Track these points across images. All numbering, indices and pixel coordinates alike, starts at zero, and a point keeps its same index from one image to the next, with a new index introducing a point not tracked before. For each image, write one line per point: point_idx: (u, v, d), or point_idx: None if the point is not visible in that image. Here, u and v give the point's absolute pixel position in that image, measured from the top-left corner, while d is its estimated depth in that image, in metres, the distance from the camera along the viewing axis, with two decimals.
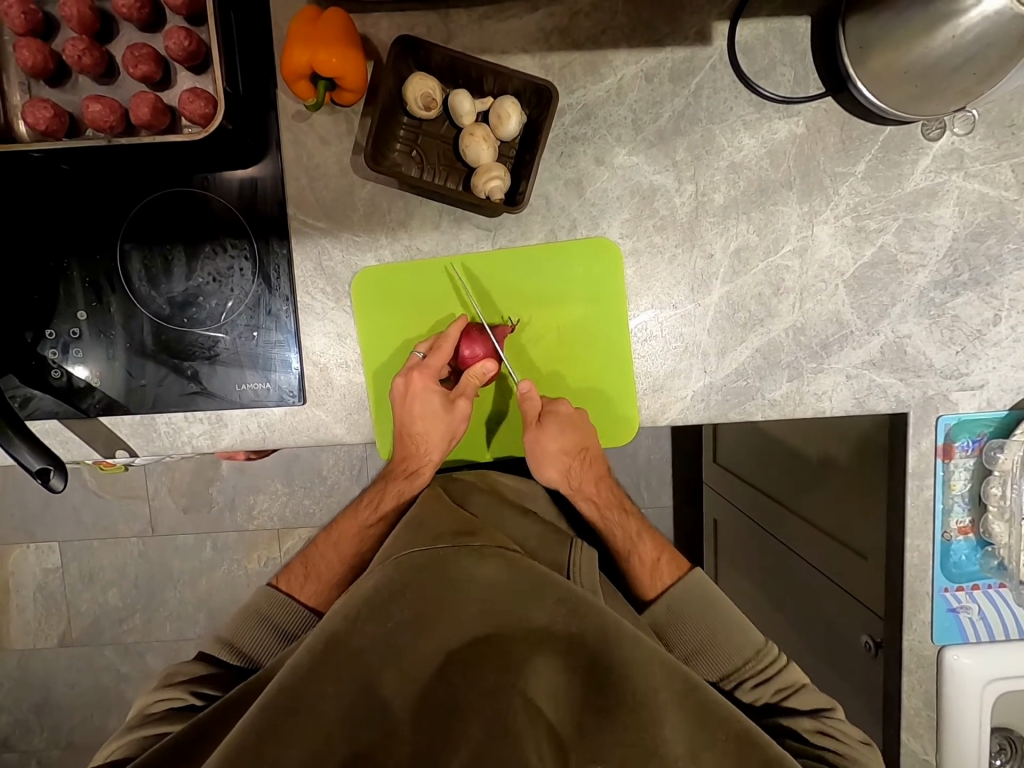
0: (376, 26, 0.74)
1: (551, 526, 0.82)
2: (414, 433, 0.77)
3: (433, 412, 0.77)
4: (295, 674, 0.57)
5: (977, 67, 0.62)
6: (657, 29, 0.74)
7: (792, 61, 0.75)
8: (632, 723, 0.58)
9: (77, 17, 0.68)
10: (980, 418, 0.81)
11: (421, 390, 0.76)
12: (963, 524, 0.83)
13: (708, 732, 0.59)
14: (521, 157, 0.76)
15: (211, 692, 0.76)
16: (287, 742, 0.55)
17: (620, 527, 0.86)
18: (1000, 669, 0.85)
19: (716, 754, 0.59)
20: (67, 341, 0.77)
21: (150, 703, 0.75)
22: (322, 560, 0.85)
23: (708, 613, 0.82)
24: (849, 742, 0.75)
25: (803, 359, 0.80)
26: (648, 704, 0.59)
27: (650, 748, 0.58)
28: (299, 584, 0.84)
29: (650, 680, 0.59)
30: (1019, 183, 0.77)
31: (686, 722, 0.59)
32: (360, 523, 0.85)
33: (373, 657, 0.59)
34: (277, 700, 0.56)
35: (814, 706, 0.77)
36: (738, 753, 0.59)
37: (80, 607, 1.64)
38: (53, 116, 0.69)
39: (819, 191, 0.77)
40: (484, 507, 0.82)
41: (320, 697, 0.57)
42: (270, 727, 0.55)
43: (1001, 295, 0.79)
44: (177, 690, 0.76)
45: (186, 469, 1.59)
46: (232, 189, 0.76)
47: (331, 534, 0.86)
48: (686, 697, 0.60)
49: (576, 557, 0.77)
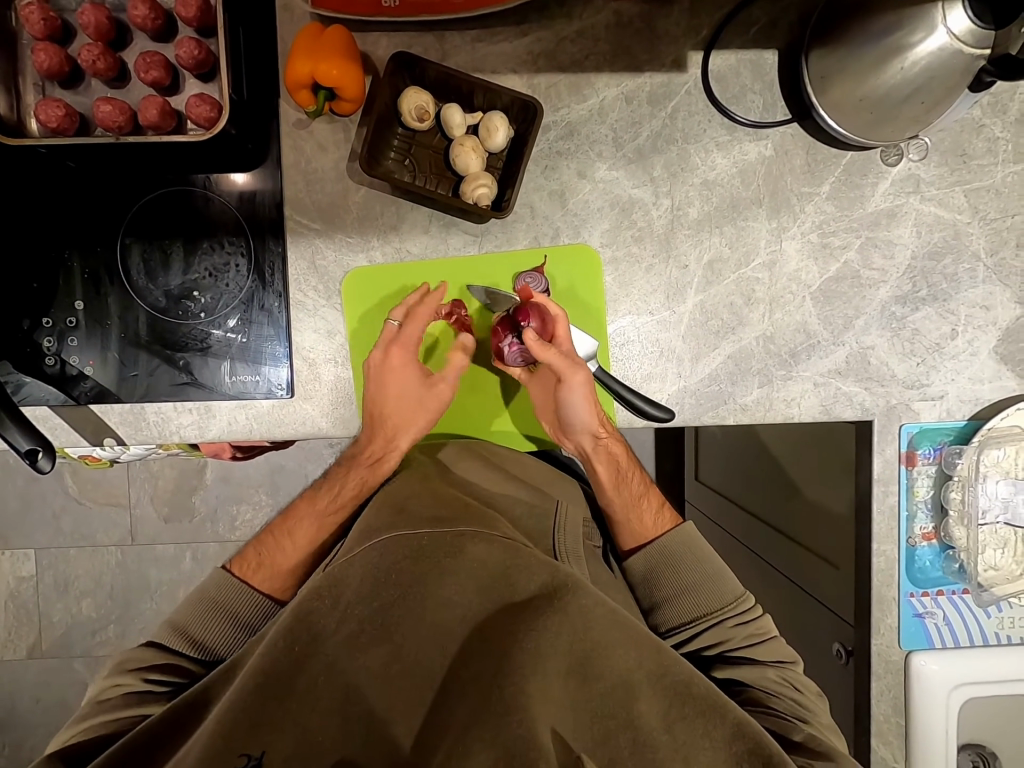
0: (376, 44, 0.79)
1: (534, 501, 0.85)
2: (390, 406, 0.78)
3: (411, 390, 0.79)
4: (277, 661, 0.57)
5: (924, 97, 0.68)
6: (637, 57, 0.80)
7: (761, 89, 0.81)
8: (606, 698, 0.59)
9: (94, 25, 0.73)
10: (941, 427, 0.85)
11: (399, 364, 0.78)
12: (927, 530, 0.86)
13: (680, 706, 0.59)
14: (508, 168, 0.81)
15: (165, 676, 0.73)
16: (275, 728, 0.56)
17: (632, 481, 0.87)
18: (965, 674, 0.87)
19: (687, 726, 0.59)
20: (63, 330, 0.80)
21: (102, 691, 0.72)
22: (278, 547, 0.83)
23: (695, 562, 0.82)
24: (806, 692, 0.77)
25: (773, 366, 0.84)
26: (622, 678, 0.60)
27: (624, 720, 0.58)
28: (251, 570, 0.81)
29: (624, 659, 0.60)
30: (971, 207, 0.83)
31: (658, 697, 0.59)
32: (318, 510, 0.85)
33: (359, 643, 0.60)
34: (262, 684, 0.56)
35: (778, 657, 0.79)
36: (706, 724, 0.59)
37: (53, 617, 1.61)
38: (65, 115, 0.73)
39: (786, 208, 0.83)
40: (476, 480, 0.84)
41: (305, 683, 0.58)
42: (257, 709, 0.56)
43: (957, 310, 0.84)
44: (127, 677, 0.72)
45: (171, 476, 1.59)
46: (231, 191, 0.80)
47: (286, 520, 0.86)
48: (660, 675, 0.60)
49: (560, 529, 0.80)
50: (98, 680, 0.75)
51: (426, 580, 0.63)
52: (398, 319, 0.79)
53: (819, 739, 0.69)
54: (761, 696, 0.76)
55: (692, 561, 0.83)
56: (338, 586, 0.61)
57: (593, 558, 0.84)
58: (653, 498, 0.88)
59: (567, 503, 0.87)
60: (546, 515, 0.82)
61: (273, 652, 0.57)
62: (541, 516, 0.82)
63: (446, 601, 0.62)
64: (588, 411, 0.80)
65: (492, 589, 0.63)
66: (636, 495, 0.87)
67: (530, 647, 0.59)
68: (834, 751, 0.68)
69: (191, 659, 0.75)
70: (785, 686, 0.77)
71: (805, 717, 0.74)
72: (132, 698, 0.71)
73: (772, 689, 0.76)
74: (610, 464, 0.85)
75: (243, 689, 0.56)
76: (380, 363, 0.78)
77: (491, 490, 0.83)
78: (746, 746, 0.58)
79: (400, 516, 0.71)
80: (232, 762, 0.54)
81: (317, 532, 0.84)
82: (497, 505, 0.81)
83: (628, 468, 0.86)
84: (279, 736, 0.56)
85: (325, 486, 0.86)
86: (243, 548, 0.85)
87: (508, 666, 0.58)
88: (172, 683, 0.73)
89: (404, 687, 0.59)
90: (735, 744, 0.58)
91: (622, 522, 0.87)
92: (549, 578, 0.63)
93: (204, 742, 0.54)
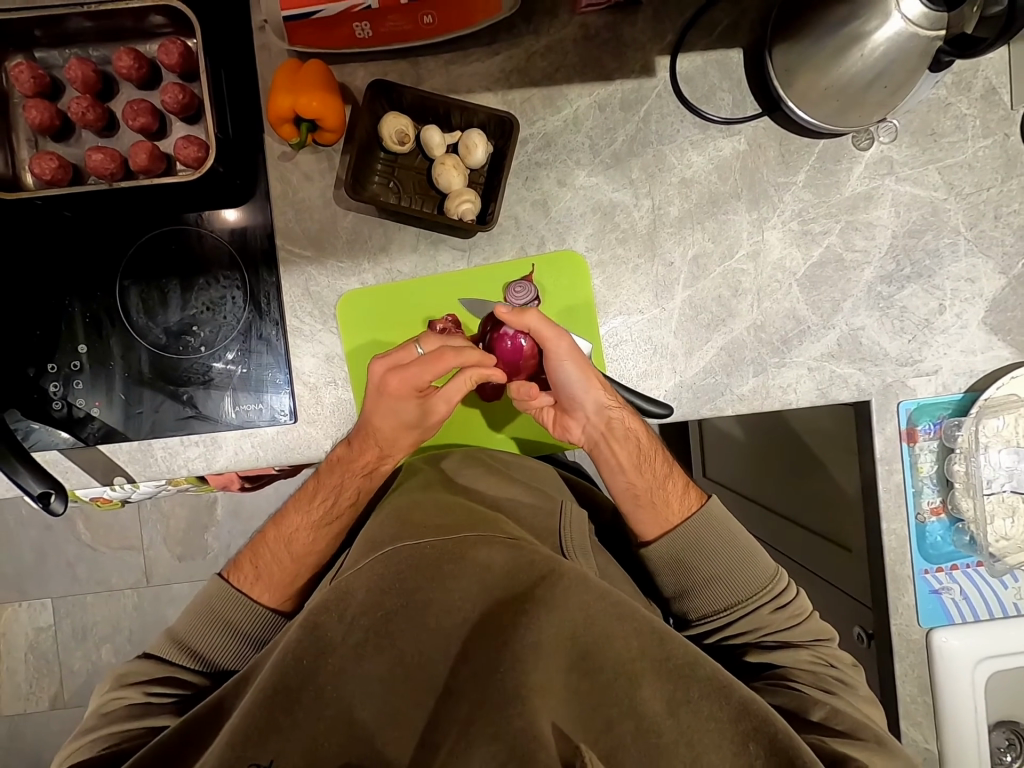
0: (353, 75, 0.82)
1: (539, 501, 0.84)
2: (386, 435, 0.79)
3: (409, 417, 0.79)
4: (285, 671, 0.58)
5: (886, 81, 0.69)
6: (606, 66, 0.83)
7: (729, 87, 0.83)
8: (608, 689, 0.59)
9: (81, 79, 0.75)
10: (938, 401, 0.86)
11: (396, 391, 0.76)
12: (935, 504, 0.87)
13: (685, 691, 0.59)
14: (490, 181, 0.83)
15: (165, 692, 0.74)
16: (283, 736, 0.58)
17: (653, 463, 0.84)
18: (987, 648, 0.87)
19: (693, 710, 0.59)
20: (68, 374, 0.81)
21: (104, 701, 0.74)
22: (273, 557, 0.82)
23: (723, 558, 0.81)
24: (843, 668, 0.78)
25: (766, 355, 0.85)
26: (624, 668, 0.59)
27: (626, 709, 0.59)
28: (248, 581, 0.82)
29: (626, 650, 0.60)
30: (946, 183, 0.85)
31: (661, 682, 0.59)
32: (313, 519, 0.83)
33: (364, 649, 0.60)
34: (270, 698, 0.57)
35: (812, 637, 0.79)
36: (714, 702, 0.59)
37: (73, 665, 1.61)
38: (58, 166, 0.75)
39: (765, 200, 0.84)
40: (476, 482, 0.83)
41: (311, 693, 0.59)
42: (265, 720, 0.57)
43: (943, 285, 0.85)
44: (130, 690, 0.74)
45: (181, 515, 1.59)
46: (223, 228, 0.83)
47: (280, 527, 0.84)
48: (663, 661, 0.59)
49: (566, 527, 0.79)
50: (97, 692, 0.76)
51: (428, 585, 0.62)
52: (425, 350, 0.78)
53: (840, 718, 0.71)
54: (787, 674, 0.76)
55: (716, 557, 0.81)
56: (344, 597, 0.61)
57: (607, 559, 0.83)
58: (677, 479, 0.86)
59: (572, 504, 0.85)
60: (552, 514, 0.81)
61: (281, 663, 0.58)
62: (545, 513, 0.81)
63: (450, 607, 0.62)
64: (589, 378, 0.79)
65: (494, 592, 0.62)
66: (660, 476, 0.84)
67: (531, 642, 0.59)
68: (856, 728, 0.70)
69: (191, 670, 0.76)
70: (820, 665, 0.77)
71: (832, 691, 0.74)
72: (135, 712, 0.72)
73: (804, 668, 0.77)
74: (626, 447, 0.83)
75: (253, 705, 0.57)
76: (379, 379, 0.77)
77: (496, 491, 0.82)
78: (752, 725, 0.58)
79: (402, 525, 0.71)
80: None
81: (315, 541, 0.83)
82: (500, 505, 0.80)
83: (646, 446, 0.84)
84: (288, 740, 0.58)
85: (315, 493, 0.83)
86: (239, 553, 0.86)
87: (507, 662, 0.58)
88: (175, 695, 0.75)
89: (405, 689, 0.60)
90: (742, 722, 0.58)
91: (648, 506, 0.83)
92: (550, 574, 0.62)
93: (216, 753, 0.56)
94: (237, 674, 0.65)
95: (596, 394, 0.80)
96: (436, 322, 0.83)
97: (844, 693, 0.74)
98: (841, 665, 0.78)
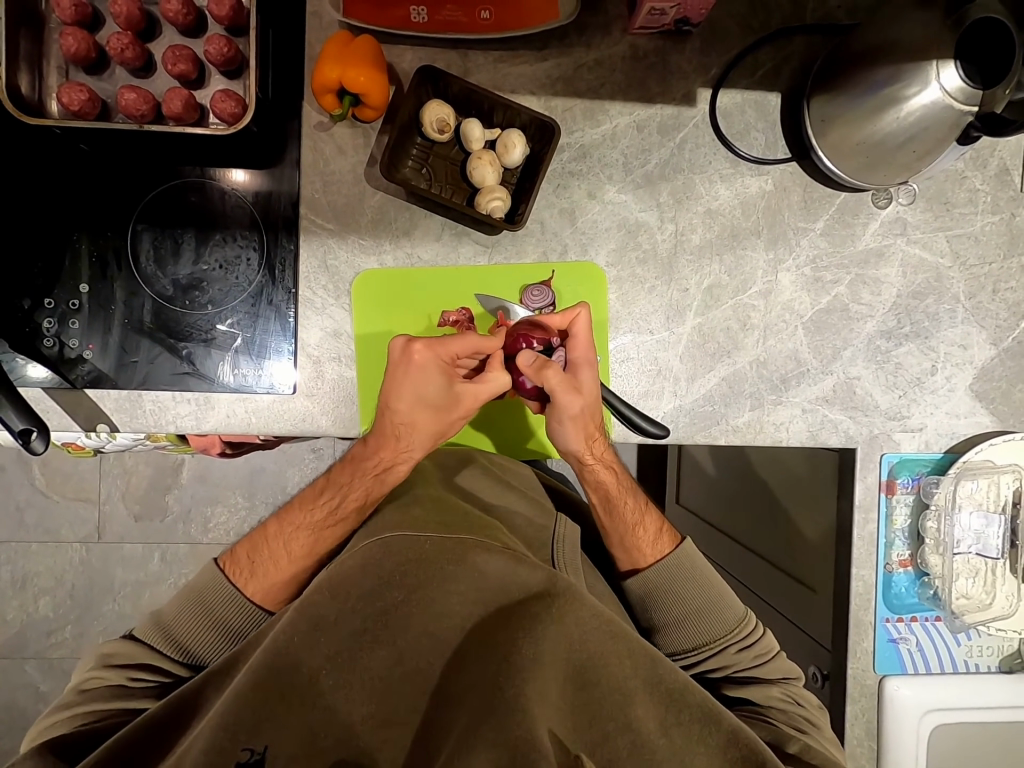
0: (401, 56, 0.82)
1: (534, 512, 0.84)
2: (399, 413, 0.75)
3: (427, 391, 0.75)
4: (276, 656, 0.57)
5: (916, 145, 0.72)
6: (649, 88, 0.84)
7: (764, 128, 0.86)
8: (604, 703, 0.60)
9: (125, 15, 0.74)
10: (919, 458, 0.89)
11: (416, 366, 0.74)
12: (904, 557, 0.90)
13: (677, 713, 0.60)
14: (521, 184, 0.84)
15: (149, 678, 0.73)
16: (277, 723, 0.57)
17: (628, 506, 0.85)
18: (936, 701, 0.89)
19: (683, 732, 0.60)
20: (64, 312, 0.79)
21: (85, 680, 0.72)
22: (270, 556, 0.80)
23: (697, 587, 0.83)
24: (810, 707, 0.79)
25: (765, 390, 0.87)
26: (618, 686, 0.60)
27: (622, 724, 0.59)
28: (243, 574, 0.80)
29: (621, 669, 0.61)
30: (953, 252, 0.88)
31: (654, 705, 0.60)
32: (316, 521, 0.81)
33: (363, 641, 0.60)
34: (260, 680, 0.57)
35: (782, 675, 0.81)
36: (705, 730, 0.60)
37: (6, 614, 1.54)
38: (87, 99, 0.73)
39: (783, 241, 0.87)
40: (475, 486, 0.84)
41: (305, 679, 0.59)
42: (256, 702, 0.57)
43: (937, 347, 0.89)
44: (109, 672, 0.72)
45: (145, 474, 1.55)
46: (246, 190, 0.82)
47: (281, 526, 0.82)
48: (655, 682, 0.60)
49: (558, 542, 0.79)
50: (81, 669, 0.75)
51: (427, 584, 0.62)
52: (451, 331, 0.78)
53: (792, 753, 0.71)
54: (762, 713, 0.78)
55: (696, 587, 0.83)
56: (340, 584, 0.60)
57: (589, 571, 0.83)
58: (651, 525, 0.86)
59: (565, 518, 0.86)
60: (544, 529, 0.82)
61: (274, 647, 0.57)
62: (539, 526, 0.82)
63: (448, 610, 0.62)
64: (585, 435, 0.79)
65: (493, 601, 0.63)
66: (633, 523, 0.85)
67: (532, 654, 0.59)
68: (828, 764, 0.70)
69: (173, 661, 0.74)
70: (790, 703, 0.78)
71: (804, 729, 0.75)
72: (117, 693, 0.71)
73: (776, 706, 0.78)
74: (596, 491, 0.84)
75: (244, 687, 0.56)
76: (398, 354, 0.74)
77: (492, 499, 0.83)
78: (741, 753, 0.58)
79: (400, 521, 0.70)
80: (234, 755, 0.55)
81: (314, 544, 0.81)
82: (497, 512, 0.81)
83: (620, 493, 0.85)
84: (283, 731, 0.57)
85: (324, 494, 0.82)
86: (238, 544, 0.84)
87: (509, 672, 0.58)
88: (159, 679, 0.73)
89: (402, 689, 0.61)
90: (729, 751, 0.59)
91: (620, 545, 0.86)
92: (548, 590, 0.62)
93: (201, 742, 0.55)
94: (226, 655, 0.65)
95: (585, 448, 0.81)
96: (448, 315, 0.84)
97: (817, 739, 0.75)
98: (808, 702, 0.79)
